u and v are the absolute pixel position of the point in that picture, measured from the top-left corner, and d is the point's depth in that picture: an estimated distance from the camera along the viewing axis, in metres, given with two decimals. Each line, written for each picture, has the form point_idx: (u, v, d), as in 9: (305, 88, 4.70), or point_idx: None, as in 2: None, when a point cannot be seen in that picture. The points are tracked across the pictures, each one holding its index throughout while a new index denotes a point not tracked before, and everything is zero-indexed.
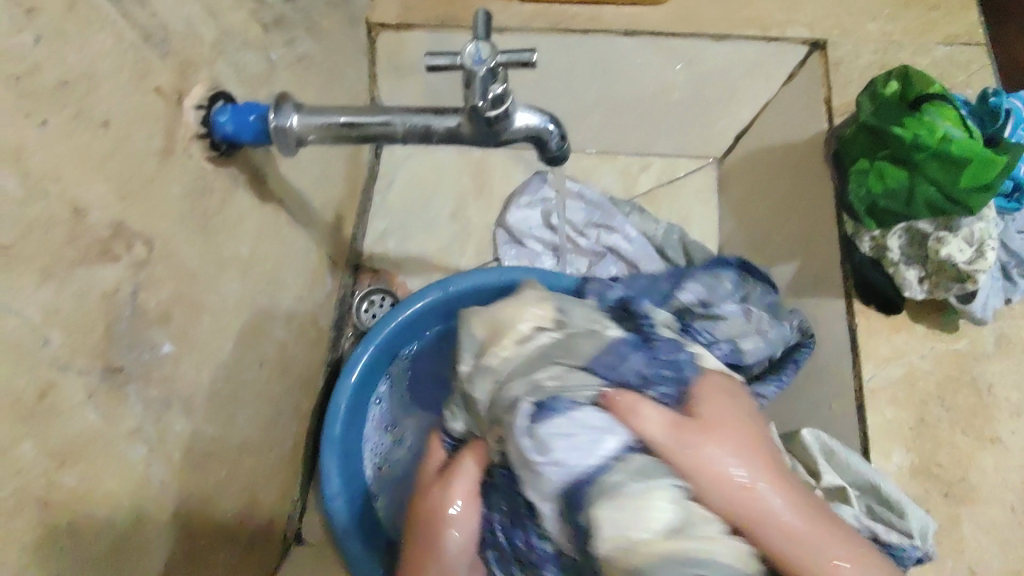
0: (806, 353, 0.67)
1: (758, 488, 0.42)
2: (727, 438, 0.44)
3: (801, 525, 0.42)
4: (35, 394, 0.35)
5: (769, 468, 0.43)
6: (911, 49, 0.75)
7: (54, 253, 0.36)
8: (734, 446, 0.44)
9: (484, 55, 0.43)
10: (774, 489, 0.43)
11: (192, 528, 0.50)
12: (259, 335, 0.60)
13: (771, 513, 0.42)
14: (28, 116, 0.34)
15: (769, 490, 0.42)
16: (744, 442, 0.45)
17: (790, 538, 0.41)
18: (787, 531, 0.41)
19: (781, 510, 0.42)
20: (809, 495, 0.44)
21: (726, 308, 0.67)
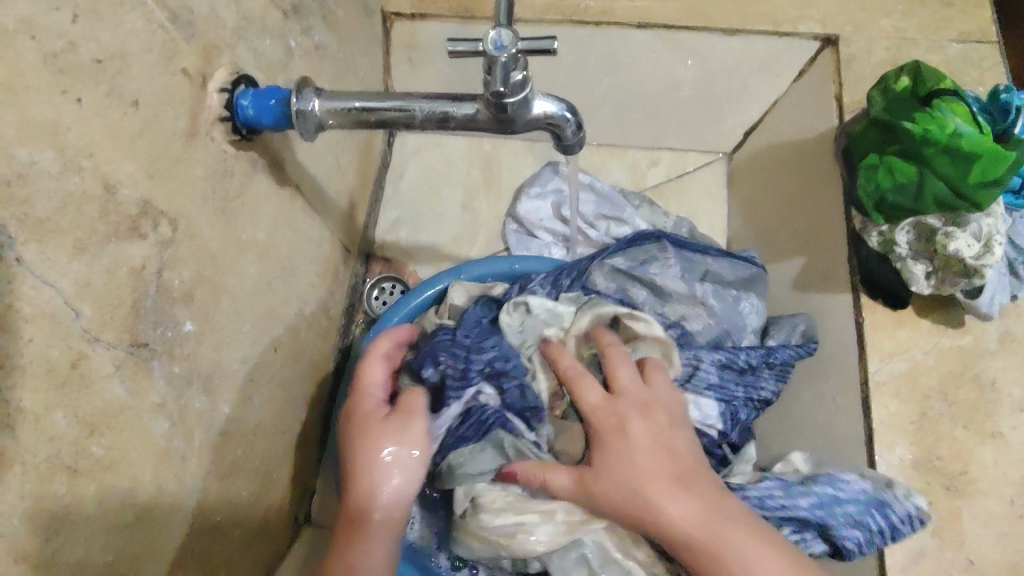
0: (806, 354, 0.68)
1: (651, 505, 0.50)
2: (614, 464, 0.52)
3: (698, 531, 0.48)
4: (66, 363, 0.36)
5: (666, 494, 0.50)
6: (924, 46, 0.75)
7: (87, 228, 0.37)
8: (623, 472, 0.51)
9: (506, 42, 0.43)
10: (671, 509, 0.49)
11: (209, 504, 0.51)
12: (274, 320, 0.61)
13: (663, 522, 0.49)
14: (65, 92, 0.35)
15: (665, 503, 0.50)
16: (642, 462, 0.51)
17: (682, 541, 0.49)
18: (686, 538, 0.49)
19: (677, 523, 0.49)
20: (714, 501, 0.50)
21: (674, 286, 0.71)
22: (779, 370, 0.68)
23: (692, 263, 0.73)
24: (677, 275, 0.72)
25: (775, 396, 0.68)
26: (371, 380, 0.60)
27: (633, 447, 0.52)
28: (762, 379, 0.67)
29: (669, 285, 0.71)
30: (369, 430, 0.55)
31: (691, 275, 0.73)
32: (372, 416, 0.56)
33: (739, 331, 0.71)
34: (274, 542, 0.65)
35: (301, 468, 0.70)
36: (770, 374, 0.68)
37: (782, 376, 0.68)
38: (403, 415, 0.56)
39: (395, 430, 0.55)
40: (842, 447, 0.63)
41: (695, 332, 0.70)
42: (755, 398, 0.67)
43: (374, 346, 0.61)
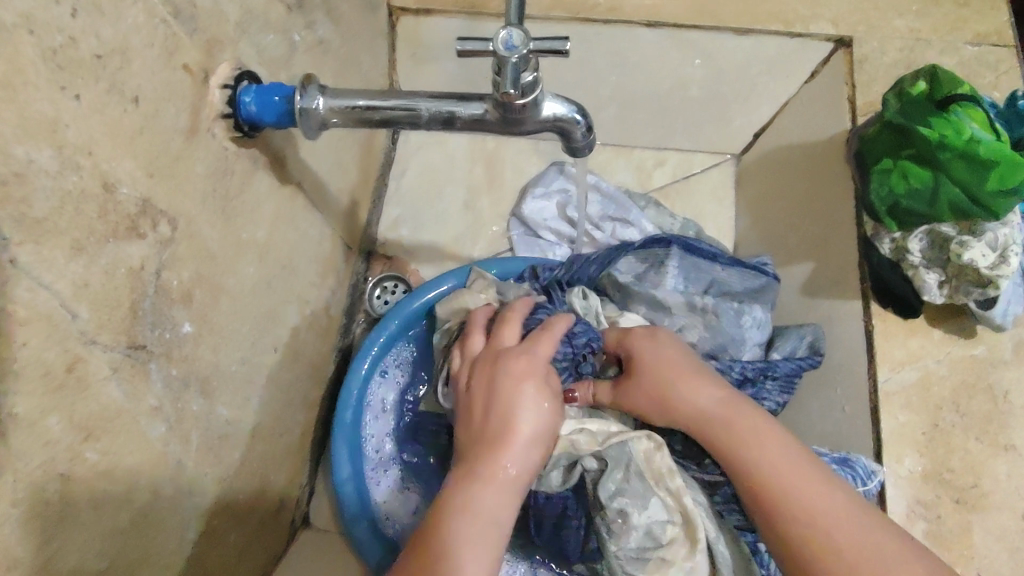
0: (810, 365, 0.64)
1: (672, 393, 0.53)
2: (645, 362, 0.56)
3: (716, 411, 0.50)
4: (63, 367, 0.35)
5: (684, 381, 0.53)
6: (939, 47, 0.74)
7: (85, 228, 0.36)
8: (651, 373, 0.55)
9: (517, 42, 0.42)
10: (691, 394, 0.52)
11: (206, 507, 0.50)
12: (274, 320, 0.60)
13: (682, 407, 0.52)
14: (63, 89, 0.34)
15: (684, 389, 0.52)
16: (666, 358, 0.55)
17: (700, 423, 0.51)
18: (703, 421, 0.50)
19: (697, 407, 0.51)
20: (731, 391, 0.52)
21: (670, 298, 0.69)
22: (784, 382, 0.65)
23: (699, 271, 0.70)
24: (678, 286, 0.70)
25: (779, 409, 0.64)
26: (512, 342, 0.58)
27: (665, 350, 0.56)
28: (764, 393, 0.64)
29: (667, 298, 0.69)
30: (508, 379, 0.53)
31: (693, 283, 0.70)
32: (523, 373, 0.53)
33: (741, 342, 0.68)
34: (272, 544, 0.64)
35: (300, 469, 0.69)
36: (773, 386, 0.65)
37: (788, 389, 0.65)
38: (550, 393, 0.53)
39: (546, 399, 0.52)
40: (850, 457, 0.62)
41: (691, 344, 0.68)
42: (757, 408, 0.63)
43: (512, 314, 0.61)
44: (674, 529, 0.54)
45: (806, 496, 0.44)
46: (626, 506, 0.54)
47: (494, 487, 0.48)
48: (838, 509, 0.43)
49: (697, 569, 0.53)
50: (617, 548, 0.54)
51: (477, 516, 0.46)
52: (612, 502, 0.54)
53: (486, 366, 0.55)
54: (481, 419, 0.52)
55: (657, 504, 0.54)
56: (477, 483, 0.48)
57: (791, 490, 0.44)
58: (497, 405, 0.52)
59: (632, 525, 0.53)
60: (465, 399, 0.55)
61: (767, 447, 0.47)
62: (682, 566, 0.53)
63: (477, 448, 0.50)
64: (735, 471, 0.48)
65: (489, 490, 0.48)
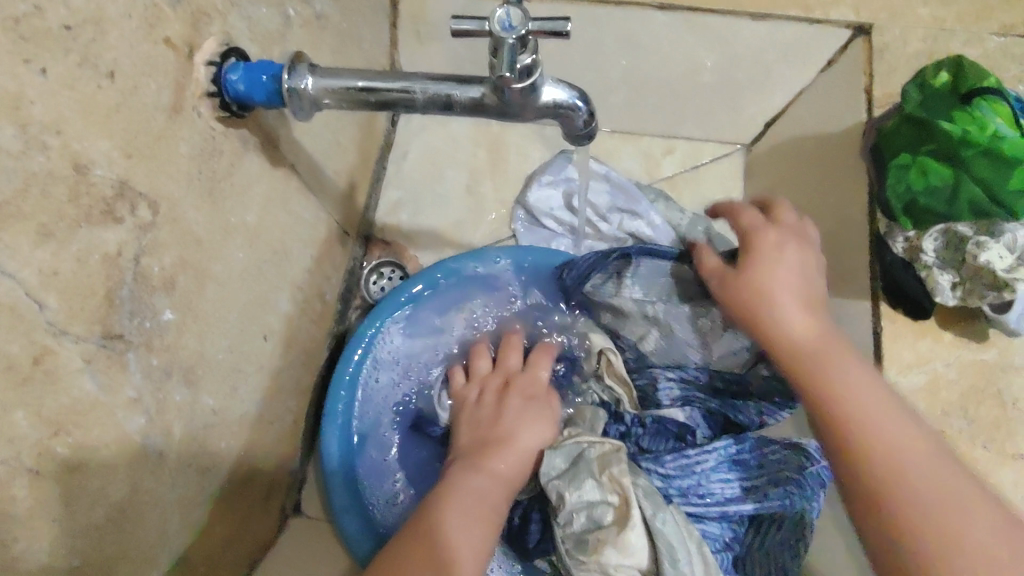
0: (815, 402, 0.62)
1: (769, 307, 0.54)
2: (761, 263, 0.56)
3: (811, 339, 0.52)
4: (28, 360, 0.34)
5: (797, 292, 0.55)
6: (964, 37, 0.70)
7: (55, 212, 0.34)
8: (763, 280, 0.55)
9: (515, 22, 0.40)
10: (796, 307, 0.54)
11: (188, 497, 0.49)
12: (263, 307, 0.58)
13: (779, 322, 0.54)
14: (28, 62, 0.32)
15: (780, 311, 0.54)
16: (784, 279, 0.55)
17: (793, 343, 0.52)
18: (799, 333, 0.53)
19: (792, 317, 0.53)
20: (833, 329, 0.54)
21: (625, 304, 0.71)
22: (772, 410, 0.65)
23: (661, 277, 0.69)
24: (635, 295, 0.70)
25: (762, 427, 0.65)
26: (513, 365, 0.71)
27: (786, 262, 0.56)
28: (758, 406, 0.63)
29: (622, 306, 0.71)
30: (510, 402, 0.66)
31: (650, 291, 0.69)
32: (521, 399, 0.67)
33: (704, 350, 0.68)
34: (260, 534, 0.63)
35: (290, 457, 0.68)
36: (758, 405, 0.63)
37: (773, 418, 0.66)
38: (543, 414, 0.65)
39: (538, 420, 0.65)
40: None
41: (650, 353, 0.71)
42: (731, 419, 0.63)
43: (513, 341, 0.73)
44: (610, 509, 0.55)
45: (886, 438, 0.45)
46: (561, 488, 0.57)
47: (480, 476, 0.57)
48: (975, 519, 0.42)
49: (633, 547, 0.53)
50: (563, 533, 0.56)
51: (468, 493, 0.55)
52: (550, 485, 0.58)
53: (497, 389, 0.68)
54: (480, 436, 0.64)
55: (591, 487, 0.56)
56: (469, 474, 0.58)
57: (873, 426, 0.46)
58: (500, 421, 0.64)
59: (567, 505, 0.56)
60: (471, 413, 0.67)
61: (891, 430, 0.46)
62: (617, 547, 0.53)
63: (474, 450, 0.62)
64: (852, 445, 0.46)
65: (479, 479, 0.57)
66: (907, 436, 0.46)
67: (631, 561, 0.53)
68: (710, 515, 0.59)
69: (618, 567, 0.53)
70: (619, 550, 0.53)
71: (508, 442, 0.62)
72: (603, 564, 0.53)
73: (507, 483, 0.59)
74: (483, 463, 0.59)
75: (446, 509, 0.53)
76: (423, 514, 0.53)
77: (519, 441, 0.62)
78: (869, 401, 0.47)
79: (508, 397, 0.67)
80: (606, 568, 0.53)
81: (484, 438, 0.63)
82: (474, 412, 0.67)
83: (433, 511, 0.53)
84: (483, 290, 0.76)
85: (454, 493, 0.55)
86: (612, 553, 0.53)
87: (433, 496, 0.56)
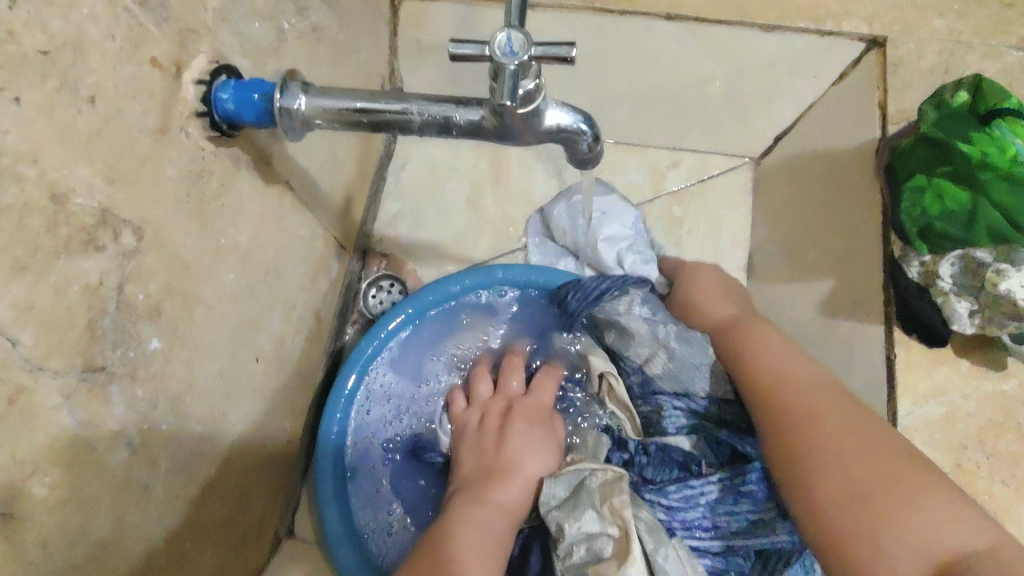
0: None
1: (697, 309, 0.70)
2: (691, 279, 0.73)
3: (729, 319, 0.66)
4: (3, 400, 0.32)
5: (719, 294, 0.70)
6: (981, 51, 0.68)
7: (30, 244, 0.32)
8: (697, 292, 0.71)
9: (516, 48, 0.38)
10: (724, 305, 0.68)
11: (177, 528, 0.48)
12: (256, 328, 0.56)
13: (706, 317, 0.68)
14: (0, 90, 0.30)
15: (708, 312, 0.69)
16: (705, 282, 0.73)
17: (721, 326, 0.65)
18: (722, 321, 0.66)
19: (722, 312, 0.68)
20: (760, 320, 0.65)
21: (632, 323, 0.67)
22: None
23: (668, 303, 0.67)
24: (645, 314, 0.67)
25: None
26: (514, 388, 0.70)
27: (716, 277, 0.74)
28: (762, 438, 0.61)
29: (630, 324, 0.67)
30: (512, 427, 0.65)
31: (657, 315, 0.67)
32: (523, 423, 0.65)
33: (714, 377, 0.63)
34: (254, 558, 0.62)
35: (285, 478, 0.67)
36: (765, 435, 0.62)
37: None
38: (546, 441, 0.64)
39: (542, 450, 0.63)
40: None
41: (656, 377, 0.66)
42: (738, 450, 0.60)
43: (514, 363, 0.72)
44: (610, 542, 0.53)
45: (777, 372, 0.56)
46: (561, 518, 0.55)
47: (490, 509, 0.56)
48: (842, 435, 0.49)
49: None
50: (563, 566, 0.54)
51: (470, 528, 0.54)
52: (549, 515, 0.57)
53: (500, 414, 0.67)
54: (485, 466, 0.62)
55: (590, 518, 0.54)
56: (476, 506, 0.56)
57: (765, 367, 0.57)
58: (502, 448, 0.63)
59: (566, 536, 0.54)
60: (473, 440, 0.66)
61: (790, 372, 0.56)
62: None
63: (478, 481, 0.60)
64: (756, 391, 0.56)
65: (488, 512, 0.56)
66: (812, 380, 0.54)
67: None
68: (715, 550, 0.57)
69: None
70: None
71: (512, 474, 0.60)
72: None
73: (511, 514, 0.57)
74: (485, 496, 0.58)
75: (461, 549, 0.51)
76: (435, 553, 0.51)
77: (522, 471, 0.61)
78: (778, 356, 0.58)
79: (512, 423, 0.65)
80: None
81: (488, 468, 0.62)
82: (476, 439, 0.66)
83: (448, 550, 0.51)
84: (479, 309, 0.75)
85: (466, 529, 0.54)
86: None
87: (437, 532, 0.54)
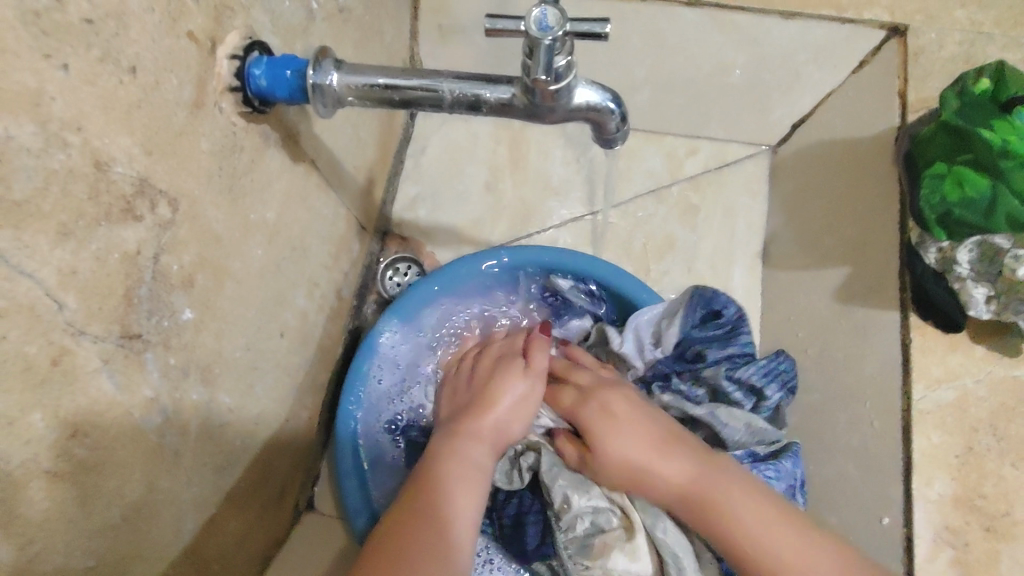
0: (756, 375, 0.65)
1: (643, 472, 0.54)
2: (602, 434, 0.57)
3: (685, 482, 0.53)
4: (47, 360, 0.33)
5: (647, 438, 0.55)
6: (1002, 42, 0.68)
7: (74, 210, 0.33)
8: (609, 465, 0.56)
9: (551, 22, 0.38)
10: (657, 452, 0.54)
11: (204, 495, 0.48)
12: (281, 305, 0.57)
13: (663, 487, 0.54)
14: (49, 57, 0.31)
15: (656, 465, 0.54)
16: (624, 426, 0.57)
17: (684, 498, 0.53)
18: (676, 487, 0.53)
19: (665, 467, 0.54)
20: (700, 450, 0.55)
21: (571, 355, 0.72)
22: (755, 385, 0.65)
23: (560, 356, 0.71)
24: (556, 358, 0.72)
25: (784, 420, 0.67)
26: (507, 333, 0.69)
27: (620, 404, 0.59)
28: (732, 393, 0.65)
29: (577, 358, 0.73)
30: (483, 364, 0.67)
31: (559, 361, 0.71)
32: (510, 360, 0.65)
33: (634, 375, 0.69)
34: (274, 530, 0.63)
35: (303, 454, 0.67)
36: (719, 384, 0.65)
37: (760, 383, 0.65)
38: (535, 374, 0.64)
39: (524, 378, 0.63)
40: (878, 477, 0.59)
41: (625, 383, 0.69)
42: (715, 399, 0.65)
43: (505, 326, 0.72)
44: (616, 515, 0.57)
45: (782, 555, 0.48)
46: (568, 490, 0.57)
47: (478, 440, 0.58)
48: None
49: (641, 552, 0.55)
50: (565, 537, 0.57)
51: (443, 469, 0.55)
52: (555, 487, 0.58)
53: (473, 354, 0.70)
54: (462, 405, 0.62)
55: (598, 493, 0.57)
56: (459, 437, 0.58)
57: (770, 550, 0.48)
58: (477, 382, 0.65)
59: (574, 509, 0.57)
60: (449, 386, 0.68)
61: (790, 549, 0.48)
62: (624, 550, 0.55)
63: (460, 413, 0.62)
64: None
65: (474, 444, 0.57)
66: (823, 545, 0.49)
67: (638, 566, 0.55)
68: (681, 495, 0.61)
69: (624, 571, 0.55)
70: (627, 554, 0.55)
71: (492, 405, 0.61)
72: (608, 569, 0.55)
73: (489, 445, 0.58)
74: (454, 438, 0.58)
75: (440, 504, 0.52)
76: (422, 480, 0.54)
77: (501, 397, 0.61)
78: (769, 531, 0.49)
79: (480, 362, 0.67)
80: (610, 570, 0.55)
81: (463, 406, 0.63)
82: (453, 384, 0.68)
83: (439, 476, 0.54)
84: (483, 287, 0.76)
85: (458, 457, 0.56)
86: (620, 557, 0.55)
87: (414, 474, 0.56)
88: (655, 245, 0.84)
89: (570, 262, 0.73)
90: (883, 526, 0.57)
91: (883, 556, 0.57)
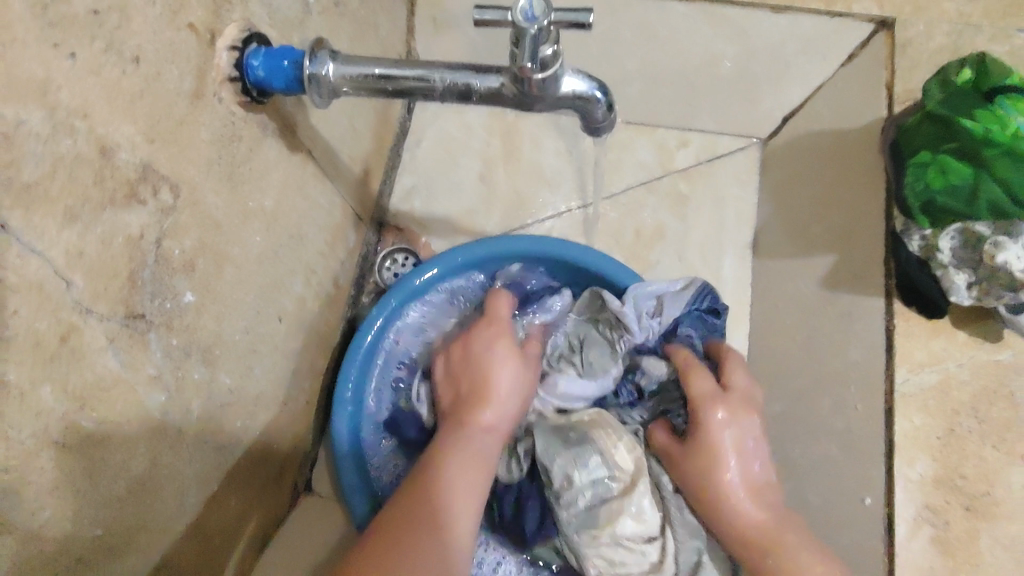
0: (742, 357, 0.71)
1: (721, 501, 0.58)
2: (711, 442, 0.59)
3: (761, 529, 0.56)
4: (55, 337, 0.35)
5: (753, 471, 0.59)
6: (989, 33, 0.69)
7: (80, 195, 0.35)
8: (700, 478, 0.59)
9: (537, 12, 0.40)
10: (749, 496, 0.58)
11: (205, 473, 0.50)
12: (280, 291, 0.59)
13: (732, 523, 0.57)
14: (57, 46, 0.32)
15: (741, 502, 0.58)
16: (735, 448, 0.59)
17: (747, 543, 0.57)
18: (751, 525, 0.57)
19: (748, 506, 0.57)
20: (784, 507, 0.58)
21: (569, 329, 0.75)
22: None
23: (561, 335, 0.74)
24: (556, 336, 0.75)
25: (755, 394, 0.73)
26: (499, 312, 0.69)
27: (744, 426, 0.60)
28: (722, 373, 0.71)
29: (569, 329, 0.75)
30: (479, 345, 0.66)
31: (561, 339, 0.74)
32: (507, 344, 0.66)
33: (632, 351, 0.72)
34: (273, 511, 0.65)
35: (302, 438, 0.69)
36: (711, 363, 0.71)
37: None
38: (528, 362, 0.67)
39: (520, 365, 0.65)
40: (862, 459, 0.61)
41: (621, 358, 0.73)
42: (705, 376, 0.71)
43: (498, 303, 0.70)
44: (617, 483, 0.63)
45: None
46: (567, 469, 0.62)
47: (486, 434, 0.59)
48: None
49: (645, 513, 0.62)
50: (568, 513, 0.62)
51: (459, 467, 0.56)
52: (553, 467, 0.63)
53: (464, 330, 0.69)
54: (467, 381, 0.64)
55: (597, 464, 0.63)
56: (467, 424, 0.60)
57: None
58: (474, 365, 0.64)
59: (576, 484, 0.62)
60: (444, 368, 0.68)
61: None
62: (629, 515, 0.61)
63: (461, 407, 0.62)
64: None
65: (482, 439, 0.59)
66: None
67: (643, 526, 0.62)
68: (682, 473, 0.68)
69: (631, 532, 0.61)
70: (633, 518, 0.61)
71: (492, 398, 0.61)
72: (615, 534, 0.61)
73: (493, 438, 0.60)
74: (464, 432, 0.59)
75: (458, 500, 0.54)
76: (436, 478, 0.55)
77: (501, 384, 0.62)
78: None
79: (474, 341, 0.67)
80: (616, 535, 0.61)
81: (462, 393, 0.64)
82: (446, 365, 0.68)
83: (456, 473, 0.55)
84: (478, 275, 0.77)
85: (470, 454, 0.57)
86: (627, 522, 0.61)
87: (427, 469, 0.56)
88: (645, 235, 0.85)
89: (568, 252, 0.74)
90: (866, 506, 0.59)
91: (866, 536, 0.58)
